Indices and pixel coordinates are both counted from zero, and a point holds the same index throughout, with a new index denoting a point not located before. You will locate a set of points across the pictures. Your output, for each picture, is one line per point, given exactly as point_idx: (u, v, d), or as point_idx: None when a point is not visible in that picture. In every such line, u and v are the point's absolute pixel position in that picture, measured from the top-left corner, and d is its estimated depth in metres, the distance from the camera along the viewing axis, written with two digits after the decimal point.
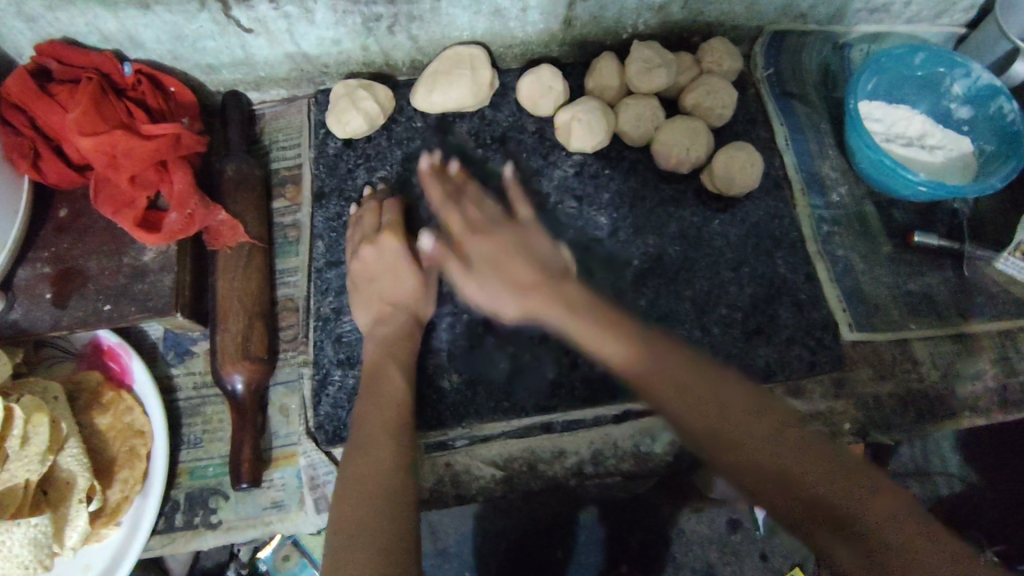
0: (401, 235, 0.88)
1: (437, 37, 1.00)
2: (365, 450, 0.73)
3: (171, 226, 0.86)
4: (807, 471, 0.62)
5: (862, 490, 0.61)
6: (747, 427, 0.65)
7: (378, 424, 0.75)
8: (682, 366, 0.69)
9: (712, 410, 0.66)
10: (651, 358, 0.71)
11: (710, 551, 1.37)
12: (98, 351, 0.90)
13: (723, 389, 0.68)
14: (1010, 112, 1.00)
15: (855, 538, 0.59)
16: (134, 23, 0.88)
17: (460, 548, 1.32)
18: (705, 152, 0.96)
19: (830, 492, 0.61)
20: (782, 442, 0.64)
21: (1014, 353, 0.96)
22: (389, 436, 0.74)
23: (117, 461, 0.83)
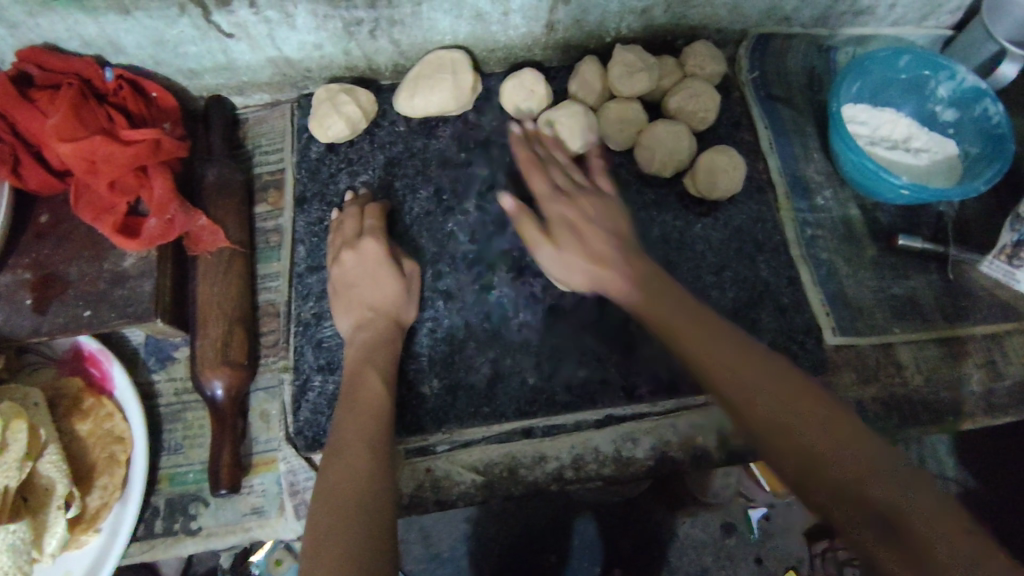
0: (382, 240, 0.88)
1: (420, 41, 1.00)
2: (343, 455, 0.73)
3: (149, 232, 0.86)
4: (843, 457, 0.64)
5: (921, 488, 0.62)
6: (782, 417, 0.67)
7: (356, 429, 0.75)
8: (759, 367, 0.71)
9: (803, 413, 0.67)
10: (700, 349, 0.73)
11: (705, 555, 1.36)
12: (79, 357, 0.90)
13: (751, 370, 0.70)
14: (994, 114, 0.99)
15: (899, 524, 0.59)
16: (115, 28, 0.88)
17: (454, 553, 1.32)
18: (688, 156, 0.96)
19: (880, 476, 0.63)
20: (844, 438, 0.65)
21: (1000, 357, 0.95)
22: (366, 441, 0.74)
23: (97, 467, 0.83)
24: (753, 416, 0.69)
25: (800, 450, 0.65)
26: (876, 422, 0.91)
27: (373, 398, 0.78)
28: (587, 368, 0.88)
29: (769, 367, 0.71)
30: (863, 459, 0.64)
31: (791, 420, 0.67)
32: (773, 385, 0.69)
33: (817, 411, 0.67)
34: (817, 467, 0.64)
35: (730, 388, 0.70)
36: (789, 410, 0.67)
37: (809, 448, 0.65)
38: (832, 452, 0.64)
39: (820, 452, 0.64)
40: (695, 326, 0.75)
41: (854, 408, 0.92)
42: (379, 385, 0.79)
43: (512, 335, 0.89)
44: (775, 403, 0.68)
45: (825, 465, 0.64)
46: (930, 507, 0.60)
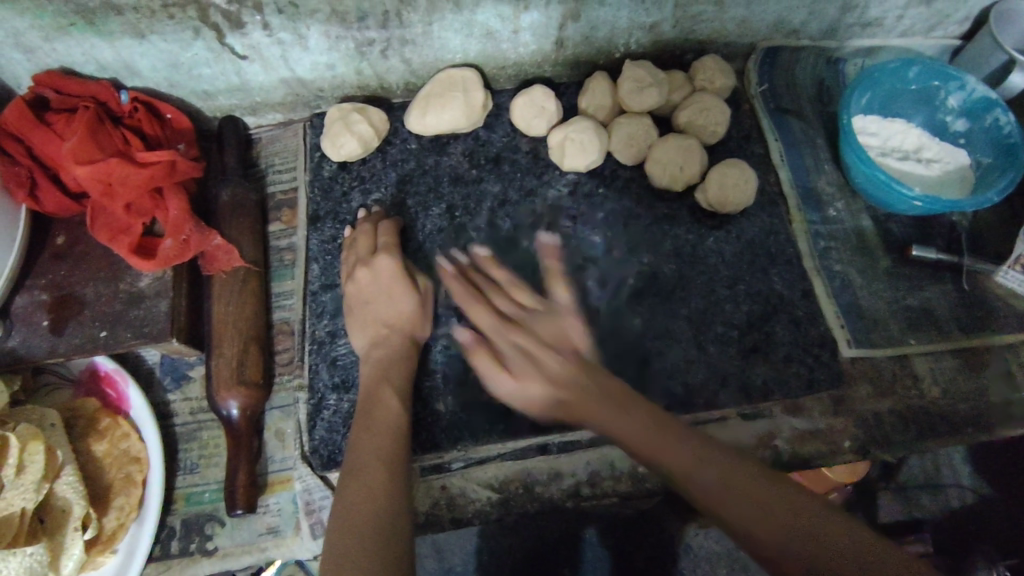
0: (396, 256, 0.88)
1: (431, 60, 1.01)
2: (359, 471, 0.72)
3: (166, 252, 0.86)
4: (791, 533, 0.60)
5: (849, 535, 0.59)
6: (735, 489, 0.65)
7: (375, 445, 0.75)
8: (663, 439, 0.71)
9: (742, 483, 0.65)
10: (627, 429, 0.72)
11: None
12: (95, 378, 0.90)
13: (690, 457, 0.69)
14: (1005, 124, 0.99)
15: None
16: (131, 52, 0.90)
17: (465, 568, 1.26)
18: (699, 170, 0.96)
19: (858, 555, 0.57)
20: (788, 510, 0.62)
21: (1018, 368, 0.94)
22: (384, 458, 0.74)
23: (114, 488, 0.83)
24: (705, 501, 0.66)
25: (778, 526, 0.61)
26: (893, 434, 0.90)
27: (392, 416, 0.78)
28: None
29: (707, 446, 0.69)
30: (823, 532, 0.59)
31: (758, 497, 0.63)
32: (662, 449, 0.70)
33: (746, 476, 0.66)
34: (804, 547, 0.59)
35: (694, 478, 0.67)
36: (727, 484, 0.65)
37: (745, 508, 0.63)
38: (818, 533, 0.59)
39: (792, 537, 0.60)
40: (653, 433, 0.71)
41: (872, 421, 0.91)
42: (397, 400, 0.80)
43: None
44: (734, 471, 0.66)
45: (781, 532, 0.60)
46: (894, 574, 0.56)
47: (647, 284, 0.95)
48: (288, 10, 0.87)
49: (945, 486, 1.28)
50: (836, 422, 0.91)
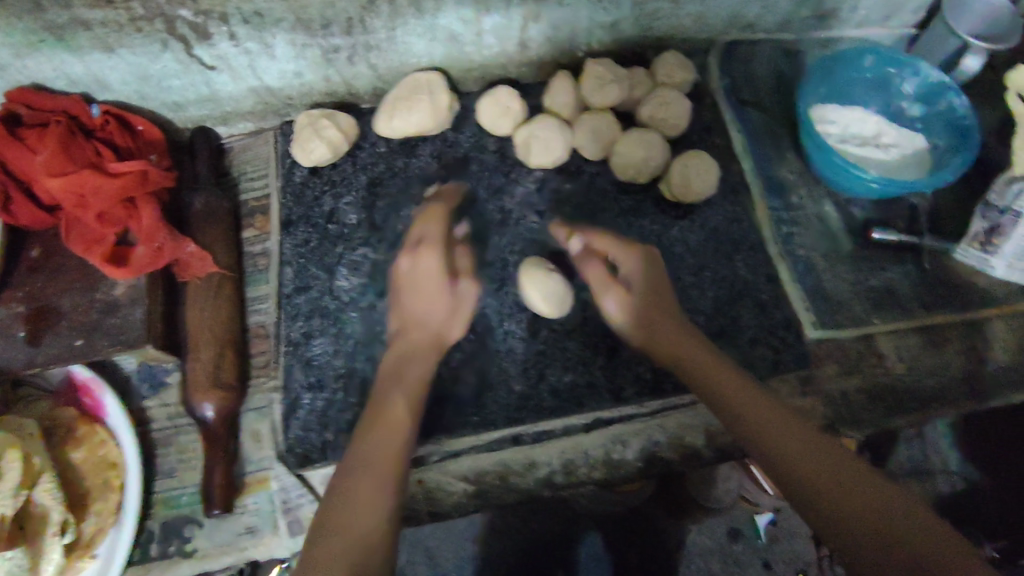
0: (439, 252, 0.88)
1: (397, 65, 1.03)
2: (362, 457, 0.69)
3: (139, 259, 0.88)
4: (828, 468, 0.62)
5: (899, 504, 0.57)
6: (786, 436, 0.66)
7: (380, 437, 0.72)
8: (748, 395, 0.72)
9: (790, 429, 0.67)
10: (731, 396, 0.73)
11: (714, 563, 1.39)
12: (73, 388, 0.91)
13: (746, 402, 0.72)
14: (959, 107, 1.02)
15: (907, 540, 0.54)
16: (101, 66, 0.92)
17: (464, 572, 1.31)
18: (662, 162, 0.98)
19: (879, 501, 0.58)
20: (851, 473, 0.61)
21: (979, 343, 0.96)
22: (385, 448, 0.71)
23: (92, 493, 0.85)
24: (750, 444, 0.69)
25: (807, 468, 0.63)
26: (861, 412, 0.92)
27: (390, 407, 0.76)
28: (573, 372, 0.89)
29: (766, 400, 0.71)
30: (849, 481, 0.60)
31: (805, 445, 0.65)
32: (764, 412, 0.70)
33: (800, 427, 0.67)
34: (825, 498, 0.60)
35: (740, 415, 0.71)
36: (775, 428, 0.68)
37: (781, 456, 0.65)
38: (843, 478, 0.61)
39: (818, 481, 0.61)
40: (717, 382, 0.75)
41: (839, 400, 0.92)
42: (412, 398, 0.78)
43: (498, 343, 0.91)
44: (779, 419, 0.69)
45: (838, 491, 0.60)
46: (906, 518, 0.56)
47: None
48: (254, 20, 0.89)
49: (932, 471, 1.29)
50: (804, 402, 0.93)
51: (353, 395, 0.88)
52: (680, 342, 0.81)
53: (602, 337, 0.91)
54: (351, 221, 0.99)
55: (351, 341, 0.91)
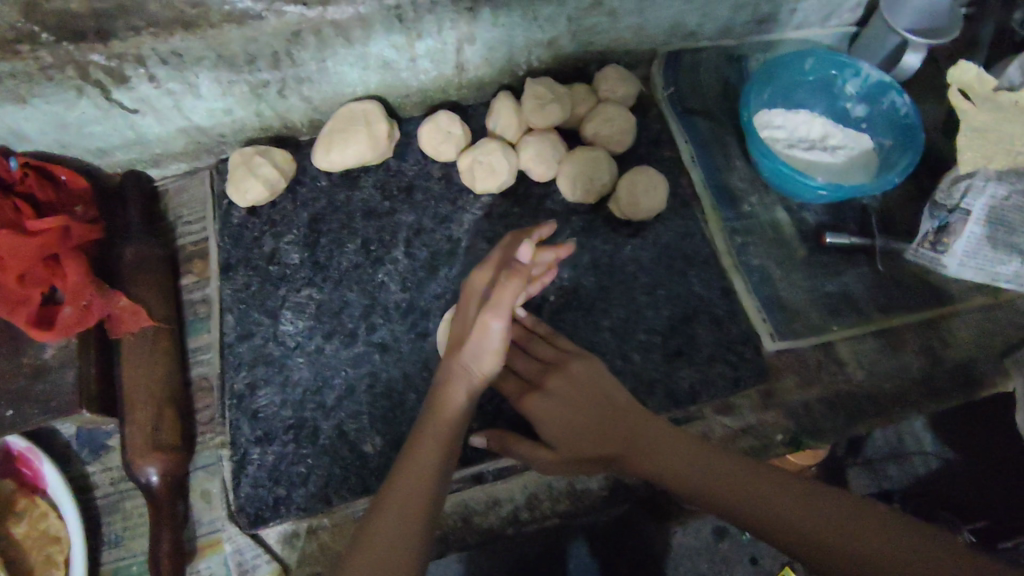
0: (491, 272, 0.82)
1: (331, 95, 1.00)
2: (399, 502, 0.70)
3: (66, 320, 0.84)
4: (811, 517, 0.63)
5: (891, 532, 0.61)
6: (769, 491, 0.66)
7: (420, 474, 0.73)
8: (705, 455, 0.72)
9: (760, 481, 0.68)
10: (668, 459, 0.73)
11: (702, 563, 1.33)
12: (8, 458, 0.86)
13: (713, 469, 0.70)
14: (901, 106, 1.02)
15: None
16: (14, 117, 0.86)
17: None
18: (609, 180, 0.96)
19: (880, 539, 0.60)
20: (826, 508, 0.63)
21: (937, 342, 0.96)
22: (427, 484, 0.72)
23: (35, 571, 0.81)
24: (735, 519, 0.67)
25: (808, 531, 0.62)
26: (823, 421, 0.91)
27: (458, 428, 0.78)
28: None
29: (721, 456, 0.71)
30: (853, 525, 0.62)
31: (784, 501, 0.65)
32: (723, 470, 0.70)
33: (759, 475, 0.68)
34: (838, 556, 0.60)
35: (699, 481, 0.70)
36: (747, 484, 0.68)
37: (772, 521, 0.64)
38: (842, 525, 0.62)
39: (828, 535, 0.61)
40: (668, 451, 0.73)
41: (801, 411, 0.91)
42: (453, 419, 0.78)
43: None
44: (746, 471, 0.69)
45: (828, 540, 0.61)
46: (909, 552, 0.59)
47: (569, 299, 0.94)
48: (173, 60, 0.85)
49: (908, 453, 1.29)
50: (766, 415, 0.91)
51: (303, 445, 0.84)
52: (609, 428, 0.77)
53: None
54: (293, 261, 0.96)
55: (298, 389, 0.87)
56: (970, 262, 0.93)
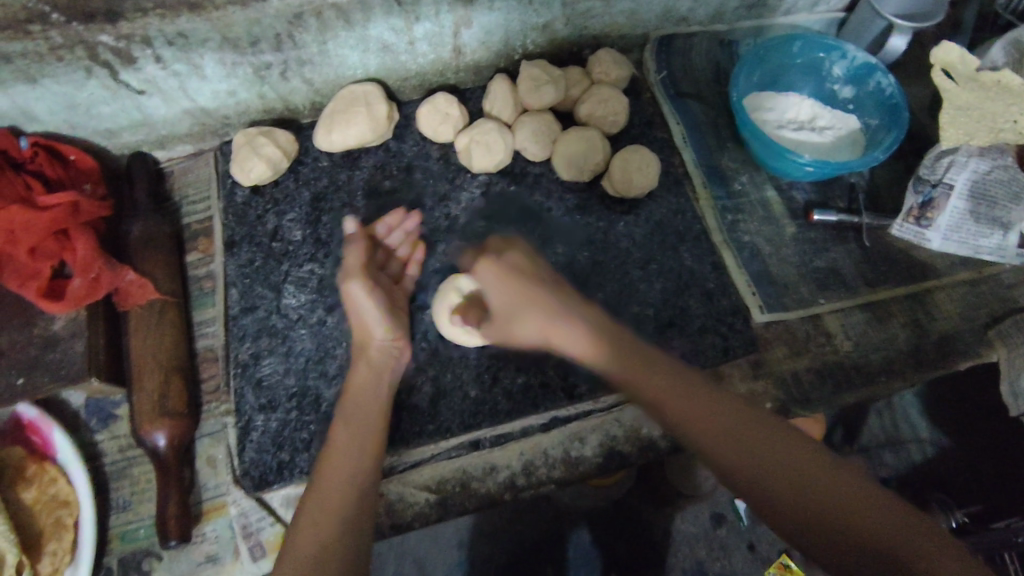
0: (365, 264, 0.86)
1: (332, 78, 1.02)
2: (334, 498, 0.71)
3: (75, 292, 0.86)
4: (771, 454, 0.66)
5: (840, 480, 0.63)
6: (767, 445, 0.67)
7: (338, 467, 0.74)
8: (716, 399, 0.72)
9: (753, 428, 0.68)
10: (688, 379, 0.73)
11: (699, 549, 1.51)
12: (21, 427, 0.89)
13: (723, 418, 0.70)
14: (887, 86, 1.04)
15: (852, 527, 0.60)
16: (25, 97, 0.89)
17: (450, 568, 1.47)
18: (602, 158, 0.99)
19: (853, 501, 0.62)
20: (792, 449, 0.66)
21: (923, 315, 0.98)
22: (352, 473, 0.73)
23: (45, 533, 0.83)
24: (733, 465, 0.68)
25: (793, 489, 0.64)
26: (812, 390, 0.93)
27: (364, 414, 0.79)
28: (526, 374, 0.90)
29: (731, 398, 0.71)
30: (806, 466, 0.65)
31: (780, 451, 0.66)
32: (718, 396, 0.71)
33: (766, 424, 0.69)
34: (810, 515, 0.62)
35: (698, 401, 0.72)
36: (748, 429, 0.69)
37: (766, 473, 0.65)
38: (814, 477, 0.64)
39: (778, 472, 0.65)
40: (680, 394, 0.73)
41: (791, 381, 0.94)
42: (365, 404, 0.80)
43: (451, 350, 0.91)
44: (734, 402, 0.71)
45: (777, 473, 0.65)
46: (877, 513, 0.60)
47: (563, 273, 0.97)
48: (179, 42, 0.87)
49: (903, 441, 1.48)
50: (757, 385, 0.94)
51: (306, 412, 0.87)
52: (640, 358, 0.77)
53: None
54: (295, 238, 0.99)
55: (301, 359, 0.90)
56: (952, 236, 1.00)
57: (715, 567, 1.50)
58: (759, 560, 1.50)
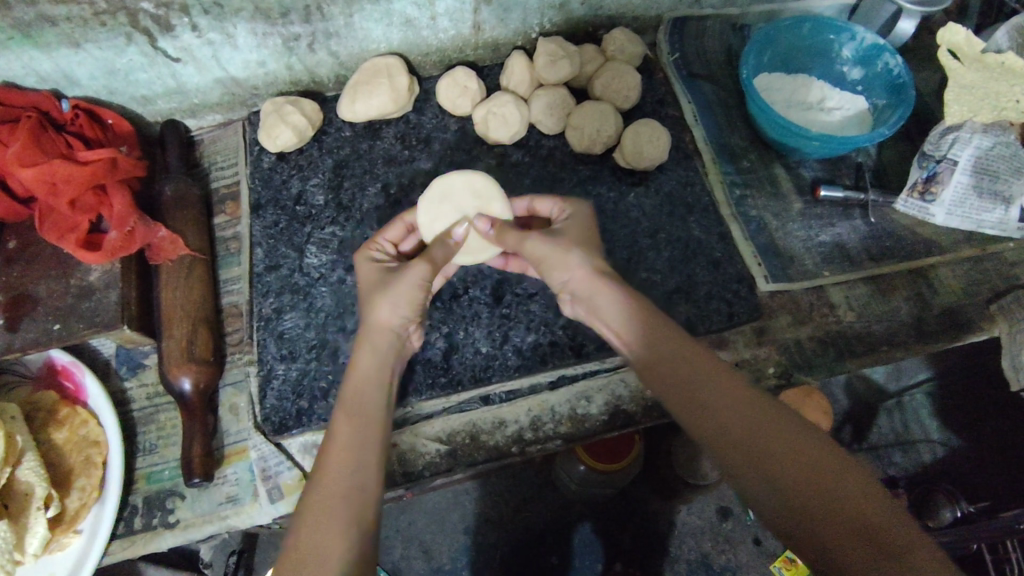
0: (380, 270, 0.84)
1: (357, 51, 1.07)
2: (333, 485, 0.63)
3: (111, 243, 0.90)
4: (750, 431, 0.63)
5: (816, 458, 0.60)
6: (780, 447, 0.61)
7: (346, 455, 0.66)
8: (732, 391, 0.66)
9: (736, 406, 0.65)
10: (670, 359, 0.71)
11: (704, 541, 1.52)
12: (53, 372, 0.93)
13: (741, 410, 0.65)
14: (894, 67, 1.07)
15: (825, 510, 0.57)
16: (68, 61, 0.94)
17: (455, 563, 1.51)
18: (614, 131, 1.03)
19: (863, 506, 0.56)
20: (769, 426, 0.63)
21: (926, 289, 1.01)
22: (356, 462, 0.65)
23: (74, 470, 0.86)
24: (737, 452, 0.63)
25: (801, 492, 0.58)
26: (814, 357, 0.97)
27: (372, 400, 0.72)
28: (536, 333, 0.93)
29: (715, 374, 0.68)
30: (782, 440, 0.61)
31: (798, 452, 0.60)
32: (702, 376, 0.68)
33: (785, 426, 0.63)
34: (817, 520, 0.56)
35: (679, 382, 0.69)
36: (762, 429, 0.63)
37: (775, 472, 0.60)
38: (827, 479, 0.58)
39: (756, 446, 0.62)
40: (693, 382, 0.68)
41: (793, 348, 0.97)
42: (373, 388, 0.73)
43: (463, 307, 0.94)
44: (718, 382, 0.68)
45: (754, 453, 0.62)
46: (886, 518, 0.55)
47: None
48: (214, 11, 0.92)
49: (915, 442, 1.53)
50: (760, 351, 0.97)
51: (324, 362, 0.91)
52: (666, 347, 0.72)
53: None
54: (317, 202, 1.03)
55: (322, 314, 0.95)
56: (956, 210, 1.02)
57: (721, 560, 1.51)
58: (765, 554, 1.51)
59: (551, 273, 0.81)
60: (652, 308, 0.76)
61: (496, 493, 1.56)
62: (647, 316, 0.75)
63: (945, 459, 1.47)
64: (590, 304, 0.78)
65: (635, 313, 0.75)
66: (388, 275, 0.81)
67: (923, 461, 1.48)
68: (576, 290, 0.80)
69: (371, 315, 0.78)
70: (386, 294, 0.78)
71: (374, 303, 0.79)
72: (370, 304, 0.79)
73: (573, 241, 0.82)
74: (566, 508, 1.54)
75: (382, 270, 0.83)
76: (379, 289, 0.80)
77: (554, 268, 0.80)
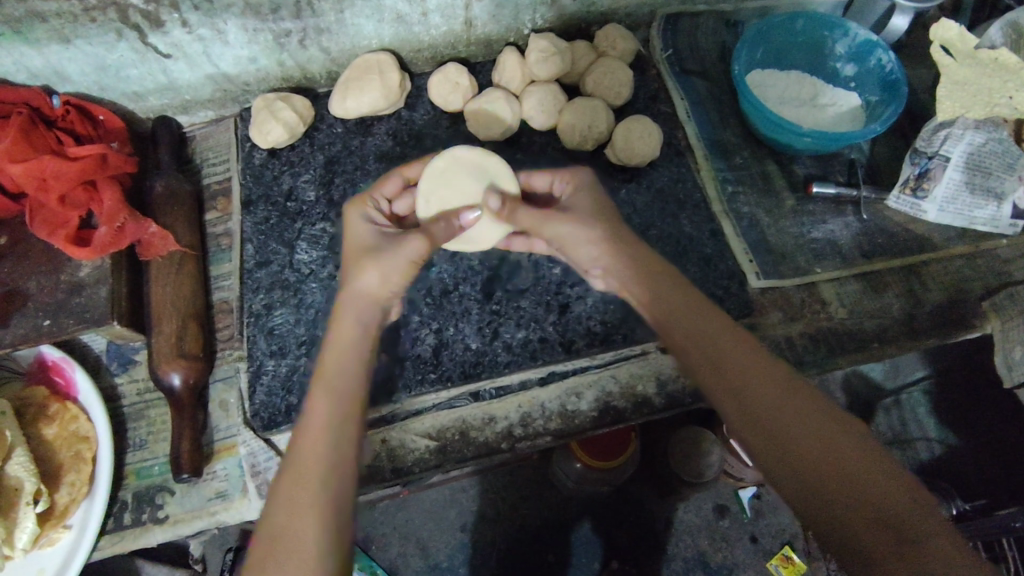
0: (374, 233, 0.81)
1: (348, 47, 1.07)
2: (311, 467, 0.63)
3: (101, 240, 0.90)
4: (776, 410, 0.64)
5: (835, 439, 0.61)
6: (803, 427, 0.62)
7: (323, 435, 0.65)
8: (757, 367, 0.67)
9: (764, 384, 0.66)
10: (697, 336, 0.71)
11: (701, 539, 1.52)
12: (43, 368, 0.93)
13: (769, 390, 0.65)
14: (887, 63, 1.06)
15: (846, 494, 0.58)
16: (59, 57, 0.94)
17: (451, 560, 1.51)
18: (606, 128, 1.03)
19: (878, 487, 0.58)
20: (794, 406, 0.64)
21: (919, 286, 1.00)
22: (331, 446, 0.64)
23: (64, 466, 0.86)
24: (759, 430, 0.64)
25: (818, 472, 0.60)
26: (805, 354, 0.96)
27: (348, 376, 0.71)
28: (526, 330, 0.93)
29: (746, 349, 0.69)
30: (804, 417, 0.63)
31: (811, 428, 0.62)
32: (734, 353, 0.69)
33: (802, 402, 0.64)
34: (831, 498, 0.58)
35: (706, 358, 0.69)
36: (786, 409, 0.64)
37: (791, 449, 0.61)
38: (846, 461, 0.60)
39: (779, 423, 0.63)
40: (716, 357, 0.69)
41: (783, 344, 0.97)
42: (354, 362, 0.72)
43: (453, 303, 0.94)
44: (748, 358, 0.68)
45: (775, 430, 0.63)
46: (901, 501, 0.57)
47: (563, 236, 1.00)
48: (204, 6, 0.92)
49: (914, 439, 1.49)
50: None
51: (314, 358, 0.92)
52: (685, 318, 0.73)
53: (553, 294, 0.95)
54: (309, 198, 1.03)
55: (312, 310, 0.95)
56: (949, 207, 1.02)
57: (718, 558, 1.51)
58: (761, 551, 1.51)
59: (578, 249, 0.81)
60: (678, 278, 0.77)
61: (493, 491, 1.56)
62: (670, 287, 0.76)
63: (943, 457, 1.46)
64: (621, 280, 0.79)
65: (660, 284, 0.76)
66: (380, 240, 0.79)
67: (921, 459, 1.47)
68: (604, 266, 0.80)
69: (354, 284, 0.77)
70: (375, 262, 0.77)
71: (362, 269, 0.77)
72: (359, 269, 0.77)
73: (594, 216, 0.81)
74: (563, 506, 1.54)
75: (373, 231, 0.81)
76: (368, 255, 0.78)
77: (578, 246, 0.80)
